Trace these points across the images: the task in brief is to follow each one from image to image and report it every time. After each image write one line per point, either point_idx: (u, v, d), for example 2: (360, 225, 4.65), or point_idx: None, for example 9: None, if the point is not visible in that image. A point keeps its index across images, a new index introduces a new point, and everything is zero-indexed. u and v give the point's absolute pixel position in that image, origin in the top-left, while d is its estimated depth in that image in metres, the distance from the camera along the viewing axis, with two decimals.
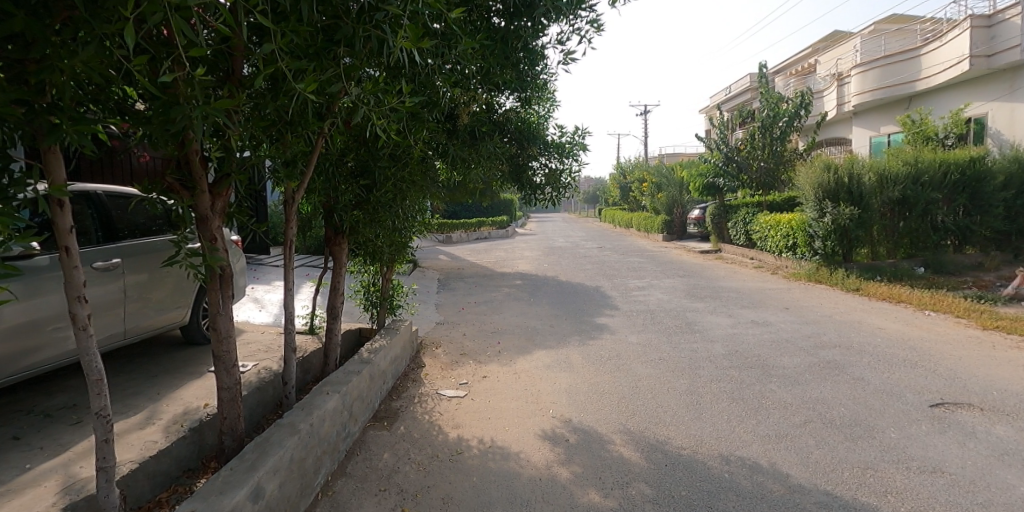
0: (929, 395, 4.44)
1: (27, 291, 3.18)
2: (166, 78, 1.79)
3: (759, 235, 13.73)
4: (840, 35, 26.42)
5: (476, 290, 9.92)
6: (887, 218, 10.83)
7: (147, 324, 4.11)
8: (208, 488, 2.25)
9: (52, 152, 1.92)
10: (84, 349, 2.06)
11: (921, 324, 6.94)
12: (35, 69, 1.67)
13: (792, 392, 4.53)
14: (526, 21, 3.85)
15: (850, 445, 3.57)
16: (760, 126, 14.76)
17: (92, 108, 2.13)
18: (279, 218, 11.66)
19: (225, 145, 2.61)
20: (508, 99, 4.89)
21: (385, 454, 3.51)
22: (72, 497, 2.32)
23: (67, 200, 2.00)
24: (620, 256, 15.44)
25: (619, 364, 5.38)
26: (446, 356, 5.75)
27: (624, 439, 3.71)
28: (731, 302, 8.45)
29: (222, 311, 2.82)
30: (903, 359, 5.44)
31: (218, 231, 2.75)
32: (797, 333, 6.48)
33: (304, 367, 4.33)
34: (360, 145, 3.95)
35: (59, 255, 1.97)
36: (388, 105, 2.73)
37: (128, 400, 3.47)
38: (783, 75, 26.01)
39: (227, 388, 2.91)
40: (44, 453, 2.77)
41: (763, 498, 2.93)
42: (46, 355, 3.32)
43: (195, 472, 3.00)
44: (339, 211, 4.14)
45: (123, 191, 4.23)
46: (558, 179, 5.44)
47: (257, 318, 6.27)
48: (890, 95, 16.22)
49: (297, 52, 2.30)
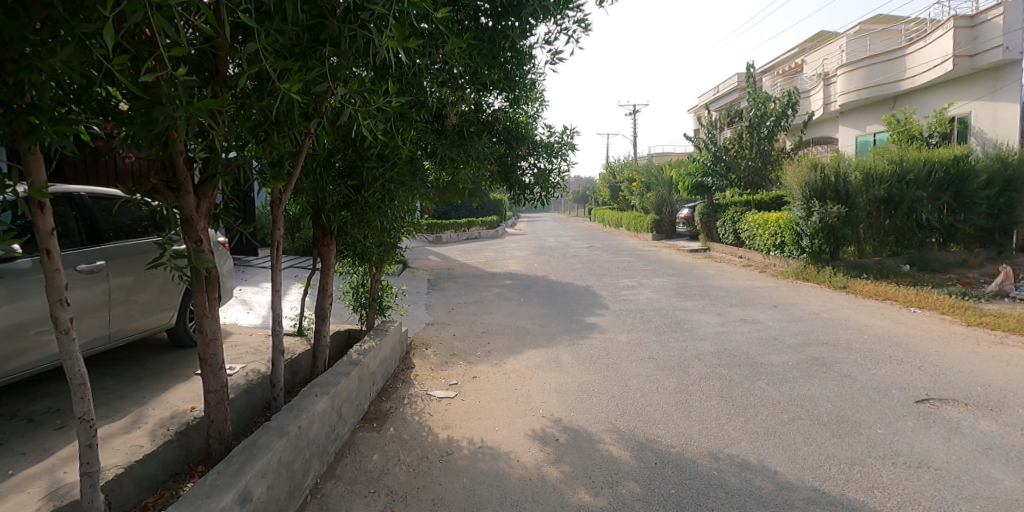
0: (914, 392, 4.50)
1: (10, 294, 3.13)
2: (148, 78, 1.76)
3: (747, 233, 13.84)
4: (826, 35, 26.70)
5: (467, 291, 9.91)
6: (873, 216, 10.95)
7: (133, 327, 4.06)
8: (195, 492, 2.22)
9: (32, 153, 1.88)
10: (66, 352, 2.03)
11: (907, 321, 7.02)
12: (14, 69, 1.64)
13: (780, 389, 4.57)
14: (514, 21, 3.84)
15: (838, 441, 3.60)
16: (748, 126, 14.88)
17: (73, 109, 2.10)
18: (267, 219, 11.59)
19: (210, 145, 2.58)
20: (496, 99, 4.88)
21: (375, 456, 3.50)
22: (57, 503, 2.28)
23: (48, 202, 1.96)
24: (609, 256, 15.48)
25: (609, 363, 5.40)
26: (435, 357, 5.74)
27: (613, 437, 3.72)
28: (720, 301, 8.50)
29: (208, 314, 2.79)
30: (889, 355, 5.50)
31: (204, 232, 2.72)
32: (785, 331, 6.54)
33: (293, 370, 4.30)
34: (348, 145, 3.93)
35: (41, 258, 1.94)
36: (374, 105, 2.71)
37: (114, 404, 3.42)
38: (770, 74, 26.23)
39: (214, 391, 2.88)
40: (27, 458, 2.73)
41: (751, 495, 2.96)
42: (29, 359, 3.27)
43: (182, 476, 2.97)
44: (327, 212, 4.11)
45: (107, 192, 4.18)
46: (547, 179, 5.43)
47: (245, 320, 6.22)
48: (875, 94, 16.40)
49: (282, 51, 2.28)
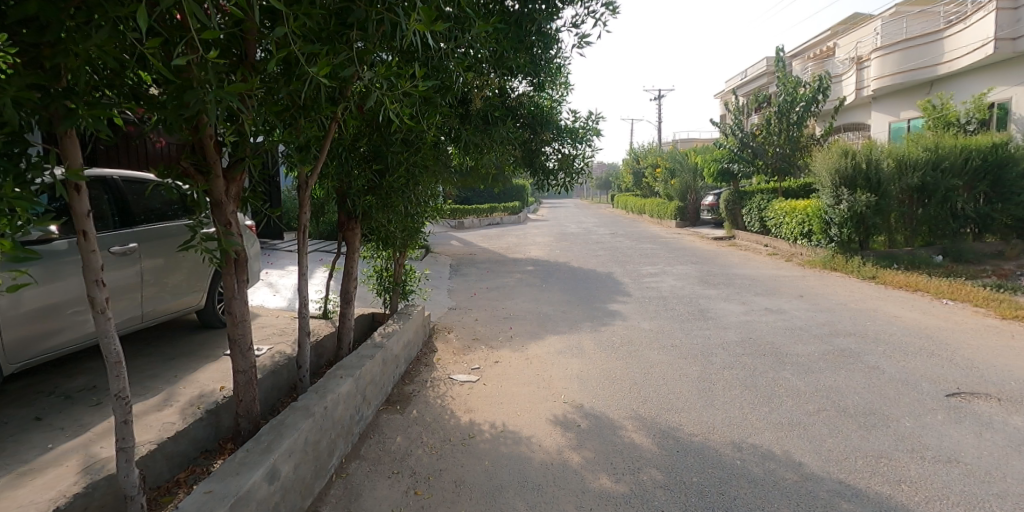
0: (945, 385, 4.38)
1: (46, 275, 3.22)
2: (180, 63, 1.79)
3: (774, 221, 13.57)
4: (859, 18, 25.84)
5: (489, 276, 9.96)
6: (905, 205, 10.64)
7: (164, 308, 4.17)
8: (225, 469, 2.29)
9: (69, 136, 1.92)
10: (103, 331, 2.08)
11: (939, 313, 6.84)
12: (51, 53, 1.68)
13: (805, 380, 4.50)
14: (540, 5, 3.97)
15: (863, 433, 3.55)
16: (777, 111, 14.51)
17: (107, 94, 2.13)
18: (293, 203, 11.75)
19: (239, 130, 2.60)
20: (521, 84, 4.85)
21: (399, 437, 3.55)
22: (94, 476, 2.37)
23: (84, 185, 1.99)
24: (632, 243, 15.32)
25: (631, 350, 5.38)
26: (457, 341, 5.78)
27: (635, 424, 3.72)
28: (745, 289, 8.39)
29: (237, 295, 2.84)
30: (920, 347, 5.37)
31: (233, 216, 2.77)
32: (811, 321, 6.43)
33: (318, 352, 4.39)
34: (373, 130, 3.94)
35: (77, 240, 1.98)
36: (401, 89, 2.72)
37: (146, 382, 3.53)
38: (800, 58, 25.60)
39: (243, 371, 2.94)
40: (65, 432, 2.84)
41: (776, 486, 2.93)
42: (64, 338, 3.37)
43: (212, 453, 3.06)
44: (352, 197, 4.14)
45: (139, 176, 4.27)
46: (571, 164, 5.34)
47: (271, 303, 6.33)
48: (911, 79, 15.86)
49: (310, 36, 2.28)
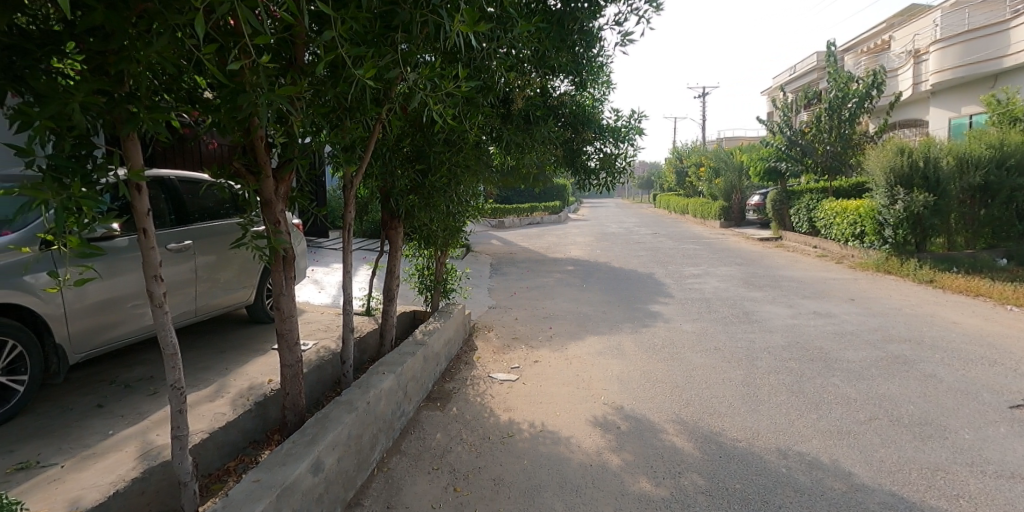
0: (1010, 396, 4.14)
1: (108, 270, 3.40)
2: (234, 67, 1.85)
3: (823, 222, 13.10)
4: (917, 9, 24.62)
5: (529, 275, 9.96)
6: (967, 205, 10.08)
7: (216, 303, 4.33)
8: (272, 459, 2.36)
9: (131, 139, 2.02)
10: (160, 324, 2.18)
11: (1004, 319, 6.46)
12: (115, 60, 1.76)
13: (856, 387, 4.33)
14: (583, 3, 3.94)
15: (919, 444, 3.38)
16: (828, 108, 13.90)
17: (166, 98, 2.23)
18: (338, 202, 12.05)
19: (288, 131, 2.68)
20: (563, 83, 4.83)
21: (438, 434, 3.59)
22: (150, 462, 2.49)
23: (144, 185, 2.09)
24: (674, 244, 15.06)
25: (673, 352, 5.28)
26: (497, 340, 5.81)
27: (676, 428, 3.66)
28: (792, 292, 8.12)
29: (285, 292, 2.92)
30: (982, 356, 5.09)
31: (282, 215, 2.85)
32: (862, 326, 6.17)
33: (360, 348, 4.48)
34: (416, 131, 4.01)
35: (138, 238, 2.09)
36: (444, 89, 2.74)
37: (199, 374, 3.68)
38: (852, 53, 24.60)
39: (290, 365, 3.02)
40: (125, 420, 2.99)
41: (823, 495, 2.83)
42: (124, 330, 3.54)
43: (260, 444, 3.16)
44: (396, 196, 4.21)
45: (194, 176, 4.45)
46: (612, 164, 5.29)
47: (316, 299, 6.50)
48: (974, 72, 15.01)
49: (356, 38, 2.33)
